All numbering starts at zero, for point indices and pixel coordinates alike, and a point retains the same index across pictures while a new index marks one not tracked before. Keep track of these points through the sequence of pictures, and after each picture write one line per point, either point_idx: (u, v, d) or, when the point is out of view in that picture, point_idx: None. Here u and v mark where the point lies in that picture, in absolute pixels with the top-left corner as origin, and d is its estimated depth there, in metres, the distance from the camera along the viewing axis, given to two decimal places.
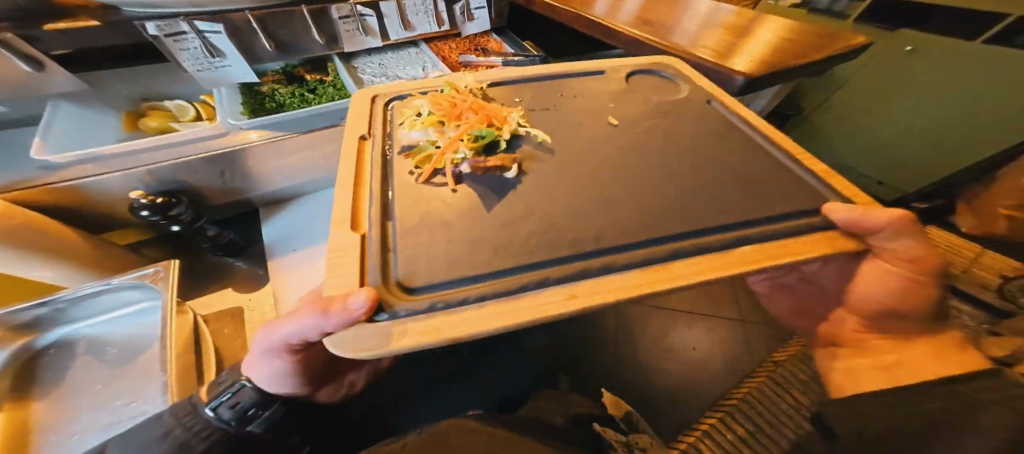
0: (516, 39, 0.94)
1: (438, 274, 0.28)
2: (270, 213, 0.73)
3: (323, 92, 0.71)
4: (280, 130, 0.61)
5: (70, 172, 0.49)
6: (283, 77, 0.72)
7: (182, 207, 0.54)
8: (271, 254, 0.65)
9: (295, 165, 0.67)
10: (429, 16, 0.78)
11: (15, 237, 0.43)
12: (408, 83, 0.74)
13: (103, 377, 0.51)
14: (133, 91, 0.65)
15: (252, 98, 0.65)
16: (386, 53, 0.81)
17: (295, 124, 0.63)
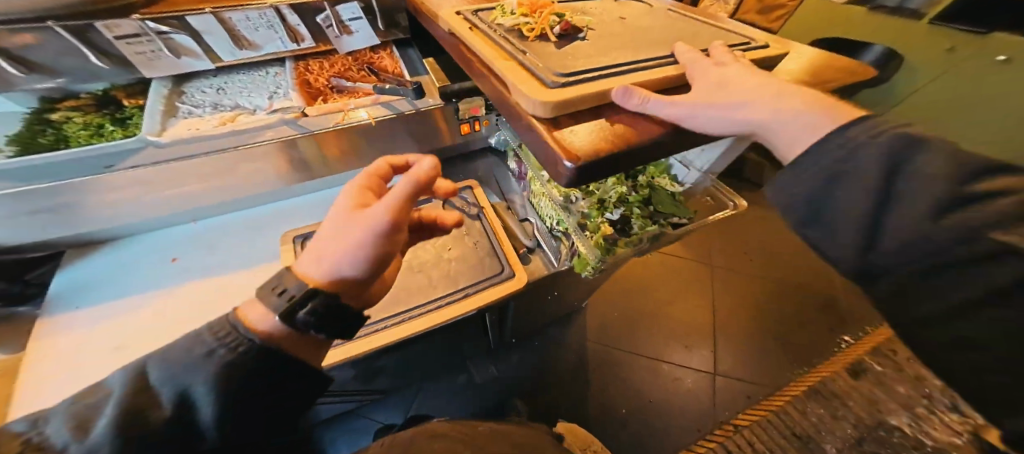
0: (415, 54, 0.82)
1: (586, 67, 0.42)
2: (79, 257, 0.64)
3: (132, 124, 0.58)
4: (19, 179, 0.48)
5: None
6: (95, 101, 0.59)
7: None
8: (46, 311, 0.57)
9: (79, 214, 0.56)
10: (277, 32, 0.64)
11: None
12: (238, 116, 0.61)
13: None
14: None
15: (27, 129, 0.53)
16: (236, 75, 0.70)
17: (44, 172, 0.49)
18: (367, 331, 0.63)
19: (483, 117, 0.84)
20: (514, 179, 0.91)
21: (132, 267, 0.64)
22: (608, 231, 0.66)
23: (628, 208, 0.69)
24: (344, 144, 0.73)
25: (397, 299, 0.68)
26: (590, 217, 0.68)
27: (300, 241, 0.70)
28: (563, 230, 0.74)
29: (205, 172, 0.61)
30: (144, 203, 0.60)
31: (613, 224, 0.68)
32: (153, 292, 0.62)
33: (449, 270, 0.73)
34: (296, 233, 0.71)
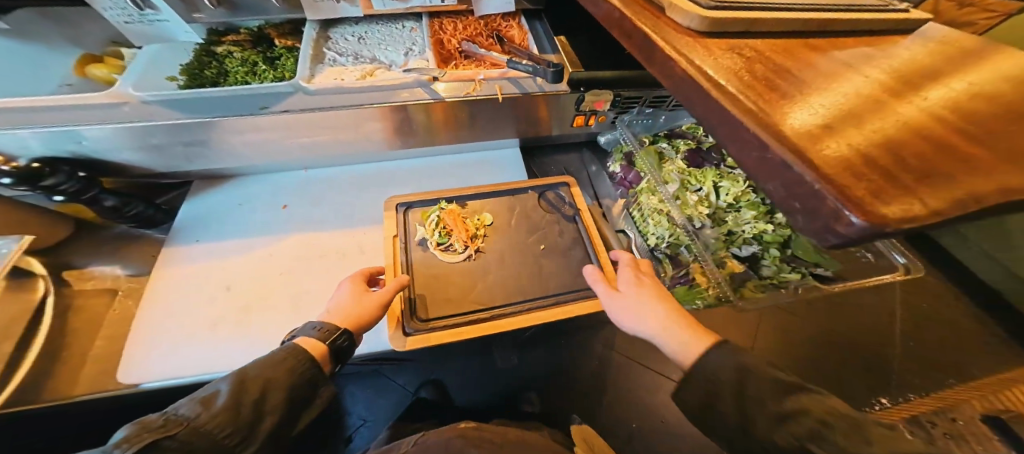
0: (547, 28, 0.74)
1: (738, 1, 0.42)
2: (204, 188, 0.70)
3: (281, 65, 0.60)
4: (181, 110, 0.53)
5: None
6: (250, 38, 0.62)
7: (54, 173, 0.51)
8: (171, 241, 0.62)
9: (220, 151, 0.59)
10: None
11: None
12: (377, 70, 0.61)
13: None
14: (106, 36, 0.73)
15: (197, 61, 0.58)
16: (376, 25, 0.69)
17: (206, 107, 0.53)
18: (456, 321, 0.60)
19: (604, 113, 0.75)
20: (614, 182, 0.84)
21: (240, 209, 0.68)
22: (734, 268, 0.62)
23: (757, 247, 0.64)
24: (457, 117, 0.67)
25: (489, 293, 0.64)
26: (715, 248, 0.63)
27: (404, 209, 0.71)
28: (676, 251, 0.68)
29: (335, 127, 0.60)
30: (274, 149, 0.62)
31: (737, 259, 0.63)
32: (258, 239, 0.64)
33: (540, 270, 0.68)
34: (402, 201, 0.71)
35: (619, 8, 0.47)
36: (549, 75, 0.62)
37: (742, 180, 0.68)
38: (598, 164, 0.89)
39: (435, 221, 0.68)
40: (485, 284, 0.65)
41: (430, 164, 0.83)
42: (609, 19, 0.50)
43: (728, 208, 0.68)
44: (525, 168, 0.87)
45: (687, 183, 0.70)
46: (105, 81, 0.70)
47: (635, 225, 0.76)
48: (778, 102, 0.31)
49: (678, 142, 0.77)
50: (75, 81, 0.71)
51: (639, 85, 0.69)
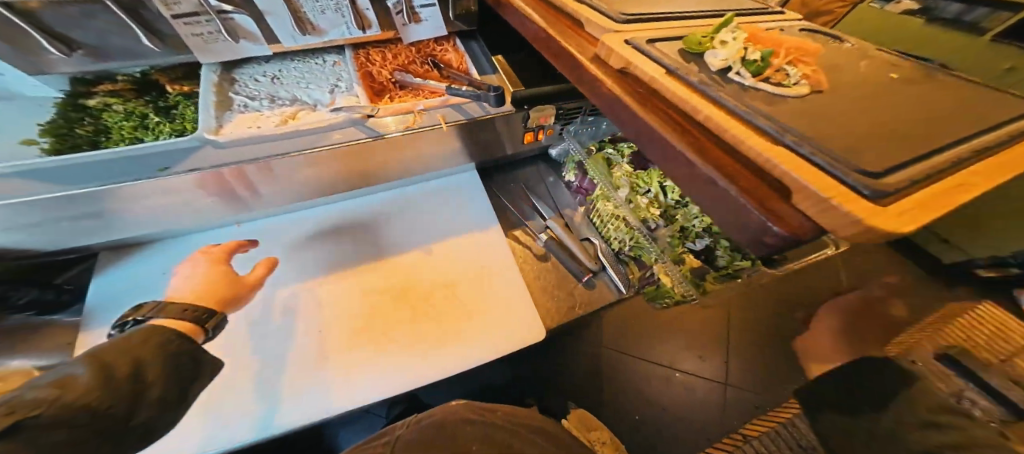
0: (483, 47, 0.73)
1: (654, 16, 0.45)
2: (115, 260, 0.58)
3: (181, 116, 0.51)
4: (48, 180, 0.41)
5: None
6: (134, 85, 0.51)
7: None
8: (92, 326, 0.52)
9: (115, 221, 0.49)
10: (344, 16, 0.56)
11: None
12: (301, 112, 0.56)
13: None
14: None
15: (63, 117, 0.45)
16: (290, 61, 0.62)
17: (88, 174, 0.42)
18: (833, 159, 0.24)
19: (551, 126, 0.75)
20: (572, 190, 0.84)
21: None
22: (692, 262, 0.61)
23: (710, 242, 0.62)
24: (392, 152, 0.63)
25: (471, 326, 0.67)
26: (673, 246, 0.63)
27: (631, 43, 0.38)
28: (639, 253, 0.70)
29: (259, 179, 0.54)
30: (198, 208, 0.54)
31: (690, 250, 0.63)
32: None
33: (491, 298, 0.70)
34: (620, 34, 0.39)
35: (560, 36, 0.45)
36: (491, 98, 0.61)
37: None
38: (554, 174, 0.89)
39: (734, 35, 0.34)
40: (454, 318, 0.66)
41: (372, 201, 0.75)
42: (537, 38, 0.50)
43: (677, 205, 0.66)
44: (487, 191, 0.86)
45: (639, 188, 0.67)
46: None
47: (598, 230, 0.77)
48: (703, 112, 0.30)
49: (622, 145, 0.74)
50: None
51: (576, 94, 0.70)
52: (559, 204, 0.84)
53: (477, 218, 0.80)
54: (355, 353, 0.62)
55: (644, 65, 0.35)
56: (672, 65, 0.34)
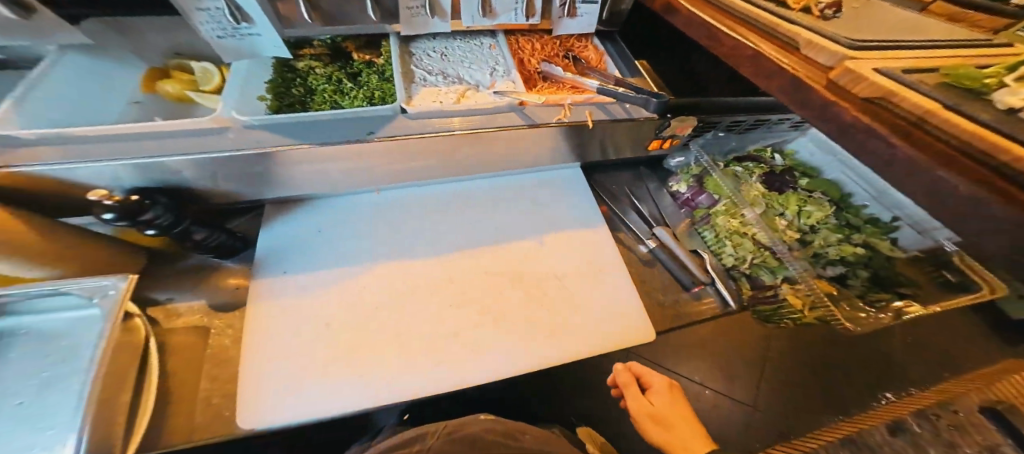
0: (623, 48, 0.69)
1: (889, 37, 0.42)
2: (277, 213, 0.62)
3: (365, 83, 0.55)
4: (283, 135, 0.47)
5: (29, 151, 0.40)
6: (327, 51, 0.56)
7: (158, 209, 0.42)
8: (261, 272, 0.57)
9: (298, 176, 0.53)
10: (518, 3, 0.55)
11: None
12: (468, 91, 0.57)
13: (27, 390, 0.45)
14: (169, 45, 0.55)
15: (281, 78, 0.52)
16: (455, 40, 0.64)
17: (308, 132, 0.48)
18: None
19: (683, 137, 0.70)
20: (676, 202, 0.74)
21: (114, 96, 0.51)
22: (828, 289, 0.54)
23: (845, 271, 0.56)
24: (533, 142, 0.63)
25: (585, 332, 0.58)
26: (813, 267, 0.56)
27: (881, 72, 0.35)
28: (760, 271, 0.61)
29: (420, 152, 0.56)
30: (364, 175, 0.58)
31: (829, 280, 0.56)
32: (343, 265, 0.60)
33: (611, 296, 0.62)
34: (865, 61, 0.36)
35: (775, 58, 0.43)
36: (652, 104, 0.57)
37: (827, 205, 0.62)
38: (657, 181, 0.79)
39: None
40: (568, 317, 0.59)
41: (489, 186, 0.73)
42: (734, 53, 0.49)
43: (811, 231, 0.60)
44: (591, 191, 0.77)
45: (771, 209, 0.64)
46: (178, 100, 0.54)
47: (708, 247, 0.67)
48: (1001, 147, 0.24)
49: (750, 165, 0.70)
50: (143, 98, 0.53)
51: (719, 108, 0.64)
52: (661, 212, 0.74)
53: (586, 213, 0.72)
54: (452, 344, 0.55)
55: (910, 94, 0.31)
56: (950, 100, 0.29)
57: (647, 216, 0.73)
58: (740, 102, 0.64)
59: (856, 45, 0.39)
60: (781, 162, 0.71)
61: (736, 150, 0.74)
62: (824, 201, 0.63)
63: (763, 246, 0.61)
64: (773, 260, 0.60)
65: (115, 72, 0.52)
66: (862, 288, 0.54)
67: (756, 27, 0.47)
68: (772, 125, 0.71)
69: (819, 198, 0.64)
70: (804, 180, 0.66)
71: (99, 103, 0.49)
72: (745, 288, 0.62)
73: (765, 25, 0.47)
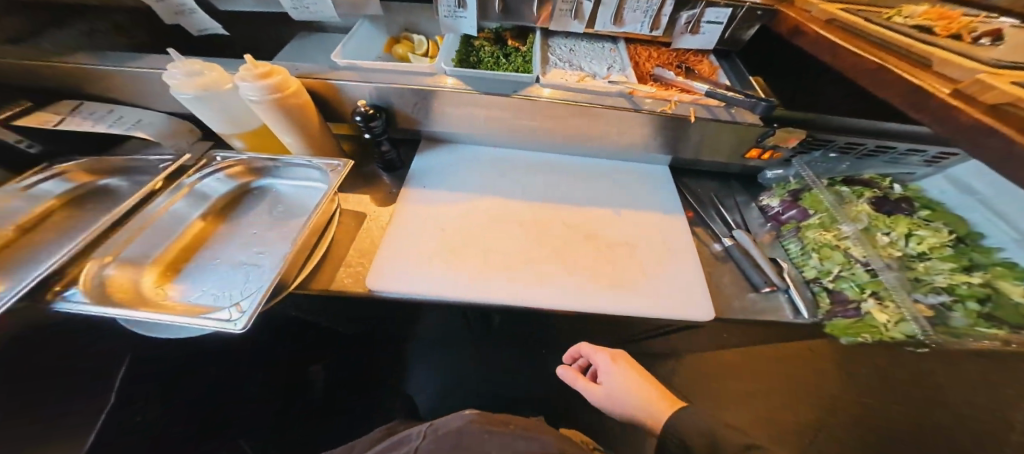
0: (739, 66, 0.71)
1: None
2: (428, 146, 0.86)
3: (513, 61, 0.77)
4: (464, 83, 0.69)
5: (336, 74, 0.67)
6: (494, 37, 0.82)
7: (378, 120, 0.67)
8: (408, 183, 0.78)
9: (452, 116, 0.74)
10: (646, 17, 0.66)
11: (290, 112, 0.59)
12: (587, 78, 0.70)
13: (263, 225, 0.65)
14: (403, 23, 0.83)
15: (464, 50, 0.77)
16: (585, 42, 0.79)
17: (477, 83, 0.69)
18: None
19: (787, 151, 0.68)
20: (765, 214, 0.74)
21: (373, 50, 0.79)
22: (924, 312, 0.51)
23: (949, 300, 0.52)
24: (634, 130, 0.71)
25: (663, 301, 0.63)
26: (912, 289, 0.54)
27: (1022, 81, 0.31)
28: (846, 287, 0.58)
29: (541, 115, 0.71)
30: (495, 124, 0.76)
31: (928, 306, 0.52)
32: (459, 193, 0.78)
33: (698, 288, 0.65)
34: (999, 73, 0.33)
35: (899, 71, 0.41)
36: (759, 107, 0.63)
37: (946, 234, 0.57)
38: (747, 195, 0.81)
39: None
40: (637, 279, 0.66)
41: (584, 163, 0.86)
42: (855, 69, 0.47)
43: (918, 257, 0.57)
44: (676, 189, 0.83)
45: (875, 229, 0.61)
46: (401, 59, 0.80)
47: (790, 258, 0.66)
48: None
49: (860, 188, 0.67)
50: (383, 55, 0.80)
51: (832, 127, 0.63)
52: (744, 220, 0.76)
53: (671, 205, 0.78)
54: (528, 270, 0.68)
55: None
56: None
57: (729, 220, 0.75)
58: (856, 122, 0.62)
59: (1001, 63, 0.35)
60: (900, 192, 0.65)
61: (846, 172, 0.68)
62: (945, 230, 0.58)
63: (854, 260, 0.59)
64: (863, 275, 0.57)
65: (375, 38, 0.80)
66: (969, 322, 0.50)
67: (891, 50, 0.45)
68: (897, 155, 0.65)
69: (939, 228, 0.59)
70: (924, 211, 0.61)
71: (366, 54, 0.77)
72: (823, 301, 0.59)
73: (902, 46, 0.44)
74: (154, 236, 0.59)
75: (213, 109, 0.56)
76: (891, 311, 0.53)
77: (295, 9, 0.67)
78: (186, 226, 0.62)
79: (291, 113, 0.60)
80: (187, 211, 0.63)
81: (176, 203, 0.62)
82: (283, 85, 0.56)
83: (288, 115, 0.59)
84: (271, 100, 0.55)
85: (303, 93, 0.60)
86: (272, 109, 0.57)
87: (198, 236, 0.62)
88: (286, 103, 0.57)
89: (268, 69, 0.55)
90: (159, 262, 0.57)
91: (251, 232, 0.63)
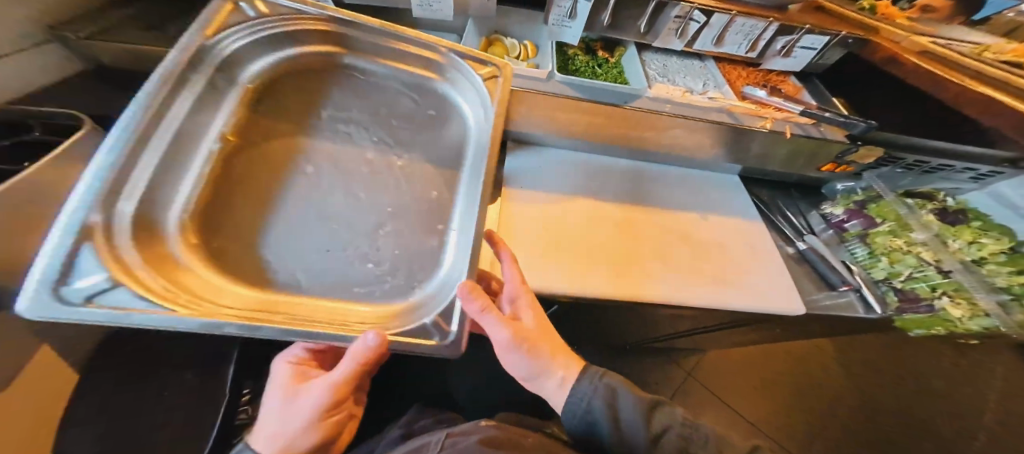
0: (820, 88, 0.79)
1: None
2: (517, 149, 0.89)
3: (608, 72, 0.82)
4: (577, 91, 0.73)
5: None
6: (585, 46, 0.86)
7: None
8: (508, 185, 0.82)
9: (558, 121, 0.79)
10: (745, 40, 0.73)
11: (430, 111, 0.61)
12: (687, 93, 0.76)
13: None
14: (497, 27, 0.85)
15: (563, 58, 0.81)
16: (672, 56, 0.85)
17: (588, 92, 0.73)
18: None
19: (859, 166, 0.77)
20: (827, 222, 0.81)
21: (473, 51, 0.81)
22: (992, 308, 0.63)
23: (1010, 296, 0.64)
24: (725, 142, 0.78)
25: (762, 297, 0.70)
26: (981, 288, 0.65)
27: None
28: (916, 286, 0.68)
29: (643, 125, 0.76)
30: (594, 131, 0.81)
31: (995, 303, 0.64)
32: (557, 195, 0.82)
33: (785, 286, 0.72)
34: None
35: None
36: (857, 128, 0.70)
37: (1004, 242, 0.69)
38: (808, 202, 0.88)
39: None
40: (733, 277, 0.73)
41: (661, 169, 0.92)
42: None
43: (978, 261, 0.69)
44: (748, 195, 0.90)
45: (943, 236, 0.72)
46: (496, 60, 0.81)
47: (858, 261, 0.74)
48: None
49: (920, 200, 0.78)
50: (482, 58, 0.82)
51: (909, 146, 0.71)
52: (808, 226, 0.83)
53: (746, 210, 0.86)
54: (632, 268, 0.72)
55: None
56: None
57: (794, 225, 0.83)
58: (932, 144, 0.70)
59: None
60: (953, 204, 0.77)
61: (908, 186, 0.79)
62: (1001, 239, 0.70)
63: (926, 263, 0.69)
64: (936, 276, 0.68)
65: (475, 41, 0.82)
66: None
67: None
68: (951, 174, 0.75)
69: (993, 237, 0.71)
70: (977, 221, 0.74)
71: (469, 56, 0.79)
72: (893, 298, 0.68)
73: None
74: None
75: (359, 103, 0.58)
76: (964, 307, 0.65)
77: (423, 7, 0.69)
78: None
79: (430, 113, 0.62)
80: None
81: None
82: None
83: (426, 115, 0.61)
84: None
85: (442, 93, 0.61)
86: None
87: None
88: None
89: None
90: None
91: None
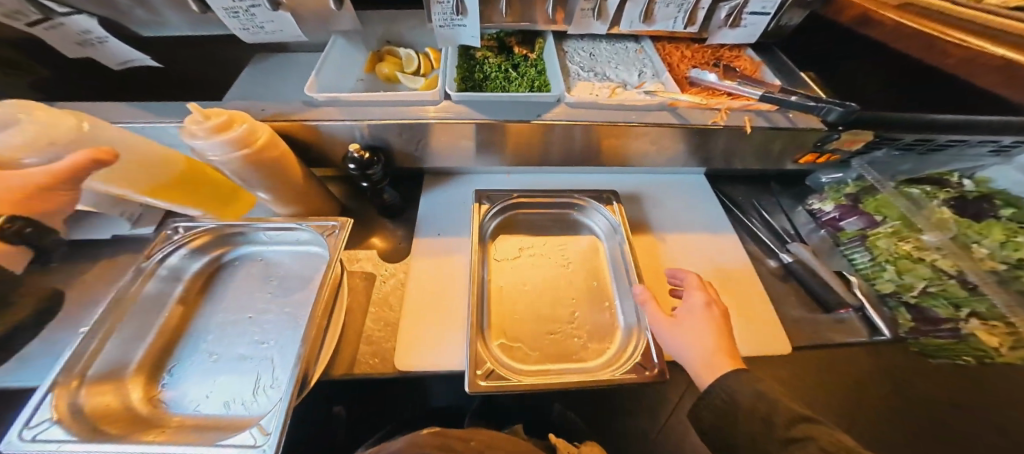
0: (784, 61, 0.63)
1: None
2: (434, 181, 0.74)
3: (525, 73, 0.66)
4: (476, 109, 0.58)
5: (318, 111, 0.55)
6: (497, 44, 0.69)
7: (377, 165, 0.55)
8: (419, 231, 0.67)
9: (466, 146, 0.63)
10: (680, 13, 0.57)
11: (268, 167, 0.47)
12: (618, 88, 0.60)
13: (257, 306, 0.55)
14: (384, 35, 0.69)
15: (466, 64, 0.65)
16: (602, 43, 0.69)
17: (491, 108, 0.58)
18: None
19: (846, 153, 0.61)
20: (816, 220, 0.66)
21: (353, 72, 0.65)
22: None
23: None
24: (674, 144, 0.63)
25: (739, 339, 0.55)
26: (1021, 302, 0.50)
27: None
28: (939, 304, 0.53)
29: (568, 138, 0.61)
30: (514, 152, 0.65)
31: None
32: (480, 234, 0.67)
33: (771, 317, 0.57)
34: None
35: None
36: (833, 113, 0.53)
37: None
38: (791, 197, 0.71)
39: None
40: None
41: (610, 180, 0.77)
42: None
43: (1015, 265, 0.54)
44: (716, 197, 0.75)
45: (963, 236, 0.57)
46: (387, 79, 0.66)
47: (859, 271, 0.59)
48: None
49: (930, 188, 0.62)
50: (366, 76, 0.66)
51: (913, 124, 0.55)
52: (794, 229, 0.67)
53: (714, 219, 0.71)
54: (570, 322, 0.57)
55: None
56: None
57: (774, 230, 0.68)
58: (940, 118, 0.54)
59: None
60: (972, 188, 0.62)
61: (909, 172, 0.64)
62: None
63: (946, 273, 0.54)
64: (959, 291, 0.52)
65: (355, 58, 0.66)
66: None
67: None
68: (965, 148, 0.59)
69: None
70: (1008, 209, 0.58)
71: (345, 78, 0.64)
72: (905, 319, 0.54)
73: None
74: (129, 336, 0.47)
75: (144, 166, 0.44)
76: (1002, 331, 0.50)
77: (247, 29, 0.51)
78: (162, 316, 0.51)
79: (268, 170, 0.47)
80: (162, 295, 0.52)
81: (150, 283, 0.50)
82: (250, 137, 0.43)
83: (262, 172, 0.47)
84: (241, 158, 0.43)
85: (276, 141, 0.47)
86: (241, 167, 0.45)
87: (179, 329, 0.52)
88: (258, 160, 0.45)
89: (226, 119, 0.41)
90: (141, 369, 0.47)
91: (246, 316, 0.54)
